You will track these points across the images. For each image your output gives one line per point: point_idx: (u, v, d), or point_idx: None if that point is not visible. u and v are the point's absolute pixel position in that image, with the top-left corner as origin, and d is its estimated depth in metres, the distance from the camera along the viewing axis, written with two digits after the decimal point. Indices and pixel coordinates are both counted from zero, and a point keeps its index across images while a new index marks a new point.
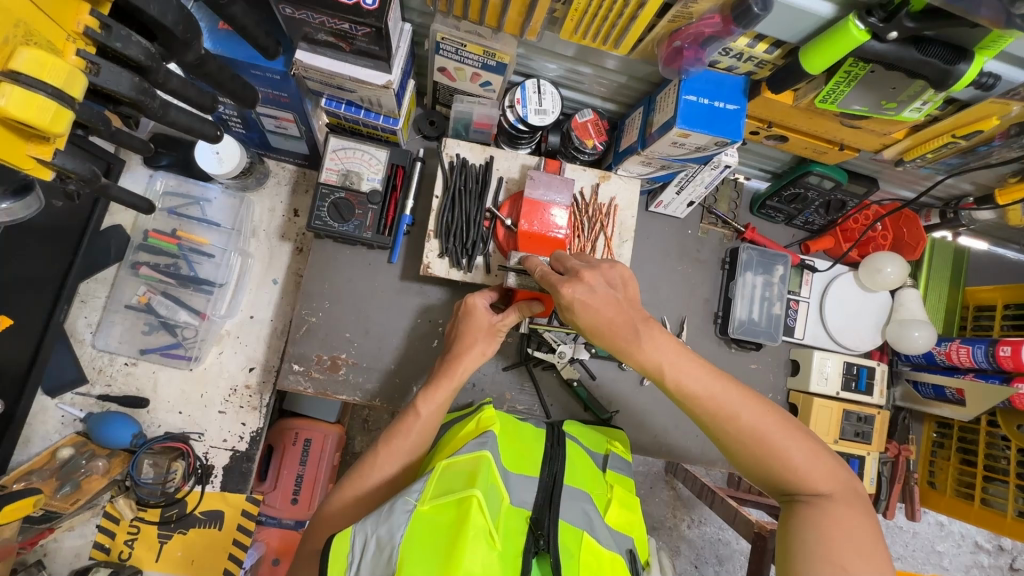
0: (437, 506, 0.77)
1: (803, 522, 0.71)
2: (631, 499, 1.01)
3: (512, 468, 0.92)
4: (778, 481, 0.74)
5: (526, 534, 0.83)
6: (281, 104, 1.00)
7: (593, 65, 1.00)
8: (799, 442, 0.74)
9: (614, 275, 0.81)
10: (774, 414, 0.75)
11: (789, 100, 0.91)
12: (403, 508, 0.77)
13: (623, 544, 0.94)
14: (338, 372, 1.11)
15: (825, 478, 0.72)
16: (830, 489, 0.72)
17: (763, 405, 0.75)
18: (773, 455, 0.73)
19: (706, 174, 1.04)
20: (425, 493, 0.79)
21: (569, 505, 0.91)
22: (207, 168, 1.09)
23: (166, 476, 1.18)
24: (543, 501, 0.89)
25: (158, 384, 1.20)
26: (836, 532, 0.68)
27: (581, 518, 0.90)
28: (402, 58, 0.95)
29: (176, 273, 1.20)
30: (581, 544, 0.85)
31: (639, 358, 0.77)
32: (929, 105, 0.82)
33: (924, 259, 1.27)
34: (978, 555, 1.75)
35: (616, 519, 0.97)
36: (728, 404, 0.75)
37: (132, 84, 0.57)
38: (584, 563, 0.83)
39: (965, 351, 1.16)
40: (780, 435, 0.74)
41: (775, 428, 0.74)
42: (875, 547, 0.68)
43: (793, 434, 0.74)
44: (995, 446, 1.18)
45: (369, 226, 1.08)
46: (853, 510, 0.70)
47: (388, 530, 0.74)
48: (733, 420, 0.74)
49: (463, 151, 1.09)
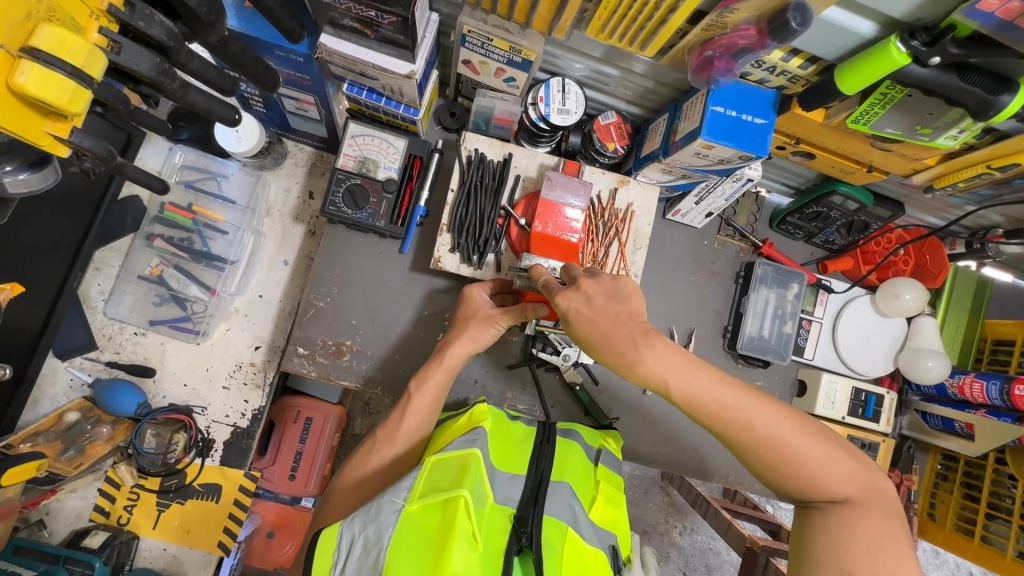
0: (425, 507, 0.77)
1: (814, 526, 0.73)
2: (617, 496, 0.99)
3: (500, 465, 0.93)
4: (793, 487, 0.74)
5: (509, 533, 0.83)
6: (303, 86, 1.00)
7: (620, 68, 0.98)
8: (815, 447, 0.73)
9: (618, 288, 0.80)
10: (790, 418, 0.74)
11: (820, 118, 0.88)
12: (391, 509, 0.77)
13: (605, 540, 0.93)
14: (342, 358, 1.11)
15: (846, 482, 0.72)
16: (849, 494, 0.72)
17: (777, 411, 0.74)
18: (789, 463, 0.73)
19: (727, 186, 1.03)
20: (413, 492, 0.79)
21: (554, 499, 0.90)
22: (226, 146, 1.09)
23: (168, 447, 1.19)
24: (528, 498, 0.88)
25: (165, 355, 1.21)
26: (847, 534, 0.70)
27: (566, 513, 0.88)
28: (427, 48, 0.94)
29: (190, 247, 1.21)
30: (565, 540, 0.84)
31: (640, 374, 0.76)
32: (965, 133, 0.80)
33: (945, 288, 1.25)
34: None
35: (600, 516, 0.95)
36: (741, 412, 0.74)
37: (152, 64, 0.56)
38: (567, 559, 0.82)
39: (978, 386, 1.13)
40: (796, 442, 0.73)
41: (793, 434, 0.73)
42: (888, 547, 0.69)
43: (810, 439, 0.74)
44: (1002, 484, 1.14)
45: (382, 215, 1.08)
46: (872, 515, 0.71)
47: (376, 530, 0.75)
48: (746, 429, 0.74)
49: (482, 146, 1.07)
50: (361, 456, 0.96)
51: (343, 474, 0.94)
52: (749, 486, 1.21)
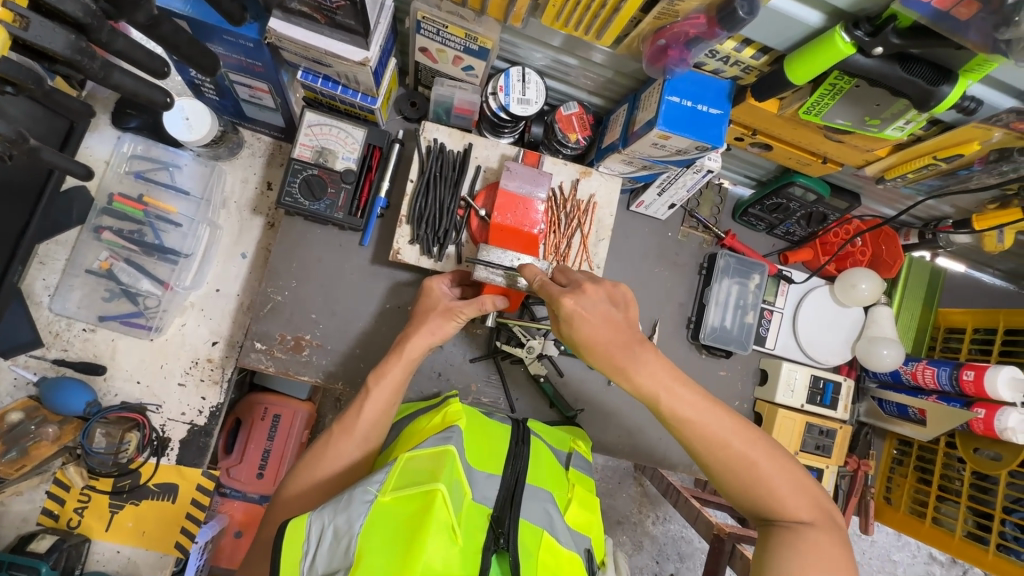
0: (399, 499, 0.74)
1: (778, 546, 0.73)
2: (590, 499, 0.97)
3: (477, 465, 0.89)
4: (757, 505, 0.76)
5: (487, 531, 0.80)
6: (254, 72, 0.97)
7: (580, 57, 0.97)
8: (783, 471, 0.75)
9: (618, 294, 0.83)
10: (765, 442, 0.77)
11: (774, 109, 0.89)
12: (363, 499, 0.74)
13: (581, 544, 0.89)
14: (302, 352, 1.09)
15: (807, 506, 0.74)
16: (811, 518, 0.74)
17: (755, 434, 0.77)
18: (757, 483, 0.75)
19: (687, 177, 1.03)
20: (387, 484, 0.77)
21: (530, 504, 0.86)
22: (176, 135, 1.05)
23: (119, 447, 1.15)
24: (505, 498, 0.85)
25: (116, 352, 1.18)
26: (809, 557, 0.70)
27: (541, 517, 0.85)
28: (382, 34, 0.92)
29: (141, 240, 1.17)
30: (539, 544, 0.81)
31: (633, 386, 0.78)
32: (912, 124, 0.81)
33: (900, 278, 1.27)
34: (931, 566, 1.80)
35: (575, 519, 0.92)
36: (720, 431, 0.76)
37: (67, 42, 0.54)
38: (542, 563, 0.80)
39: (930, 372, 1.16)
40: (769, 464, 0.75)
41: (766, 457, 0.76)
42: (845, 574, 0.70)
43: (781, 464, 0.76)
44: (951, 467, 1.18)
45: (341, 206, 1.05)
46: (831, 539, 0.72)
47: (347, 519, 0.72)
48: (723, 446, 0.76)
49: (442, 136, 1.06)
50: (317, 450, 0.92)
51: (297, 474, 0.91)
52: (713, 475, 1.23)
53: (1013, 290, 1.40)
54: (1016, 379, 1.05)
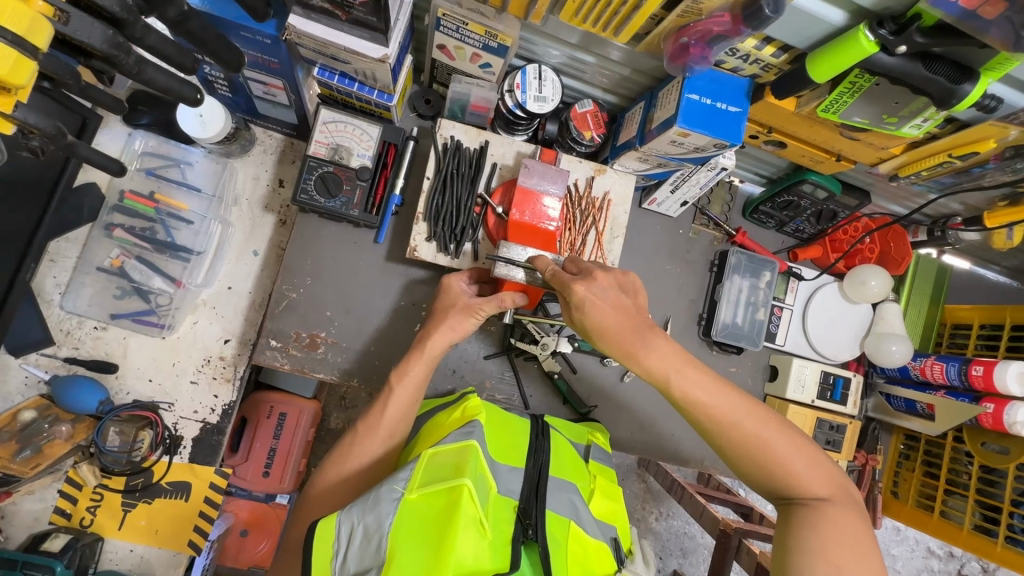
0: (426, 495, 0.74)
1: (800, 524, 0.73)
2: (613, 490, 0.97)
3: (499, 458, 0.88)
4: (774, 484, 0.77)
5: (515, 523, 0.81)
6: (271, 69, 0.96)
7: (597, 55, 0.98)
8: (795, 448, 0.77)
9: (627, 283, 0.86)
10: (775, 421, 0.78)
11: (791, 107, 0.89)
12: (390, 497, 0.74)
13: (608, 533, 0.90)
14: (317, 350, 1.09)
15: (821, 482, 0.76)
16: (828, 494, 0.75)
17: (765, 414, 0.78)
18: (771, 462, 0.76)
19: (702, 174, 1.04)
20: (412, 481, 0.76)
21: (555, 495, 0.87)
22: (189, 131, 1.05)
23: (132, 445, 1.15)
24: (530, 489, 0.85)
25: (128, 350, 1.17)
26: (831, 532, 0.71)
27: (567, 507, 0.86)
28: (401, 31, 0.92)
29: (153, 238, 1.17)
30: (568, 534, 0.82)
31: (641, 366, 0.79)
32: (929, 122, 0.82)
33: (907, 275, 1.28)
34: (930, 560, 1.83)
35: (599, 509, 0.93)
36: (732, 412, 0.77)
37: (104, 36, 0.54)
38: (571, 553, 0.81)
39: (938, 368, 1.18)
40: (781, 442, 0.76)
41: (777, 435, 0.77)
42: (865, 546, 0.71)
43: (793, 441, 0.77)
44: (959, 461, 1.20)
45: (356, 203, 1.05)
46: (850, 513, 0.73)
47: (375, 519, 0.72)
48: (736, 428, 0.77)
49: (458, 133, 1.06)
50: (343, 450, 0.92)
51: (326, 471, 0.91)
52: (724, 470, 1.24)
53: (1016, 287, 1.42)
54: None
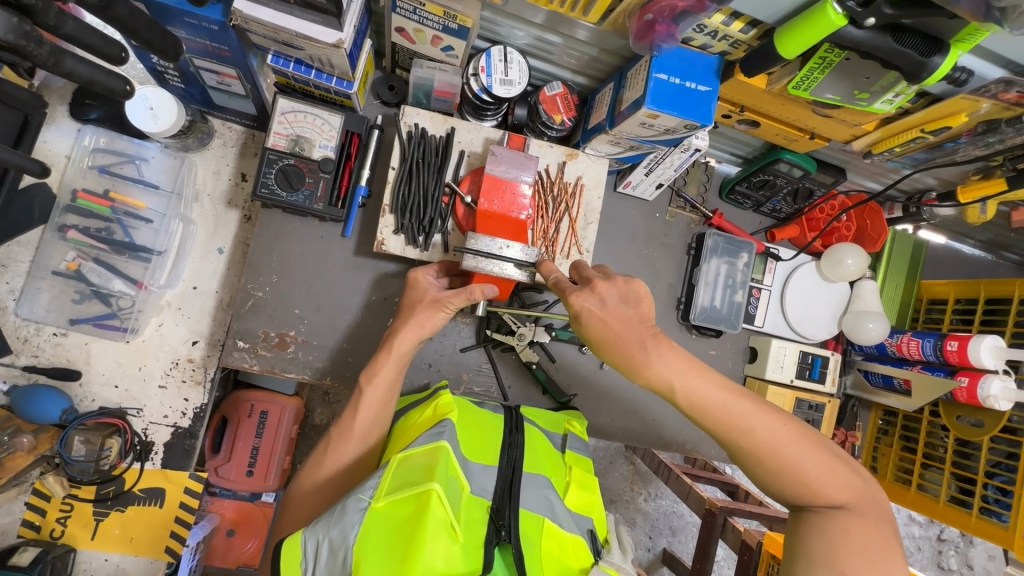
0: (393, 503, 0.72)
1: (809, 529, 0.74)
2: (589, 480, 0.95)
3: (473, 456, 0.87)
4: (790, 493, 0.76)
5: (487, 525, 0.80)
6: (222, 57, 0.92)
7: (563, 35, 0.94)
8: (811, 455, 0.76)
9: (630, 292, 0.83)
10: (791, 426, 0.77)
11: (762, 85, 0.87)
12: (356, 507, 0.72)
13: (583, 526, 0.89)
14: (287, 349, 1.06)
15: (841, 489, 0.75)
16: (847, 501, 0.74)
17: (778, 419, 0.77)
18: (786, 470, 0.75)
19: (676, 156, 1.01)
20: (379, 490, 0.75)
21: (528, 492, 0.86)
22: (140, 126, 1.00)
23: (99, 454, 1.12)
24: (503, 488, 0.84)
25: (91, 356, 1.14)
26: (842, 539, 0.72)
27: (541, 504, 0.85)
28: (356, 14, 0.87)
29: (109, 238, 1.11)
30: (542, 532, 0.81)
31: (649, 377, 0.78)
32: (901, 97, 0.80)
33: (884, 251, 1.28)
34: (911, 527, 1.87)
35: (575, 502, 0.91)
36: (743, 419, 0.76)
37: (9, 25, 0.50)
38: (545, 552, 0.79)
39: (915, 344, 1.18)
40: (793, 450, 0.75)
41: (791, 442, 0.76)
42: (880, 552, 0.71)
43: (808, 447, 0.76)
44: (935, 435, 1.21)
45: (321, 197, 1.01)
46: (867, 523, 0.73)
47: (340, 532, 0.70)
48: (747, 435, 0.76)
49: (422, 120, 1.02)
50: (317, 457, 0.90)
51: (300, 480, 0.89)
52: (707, 452, 1.24)
53: (990, 259, 1.43)
54: (998, 347, 1.07)
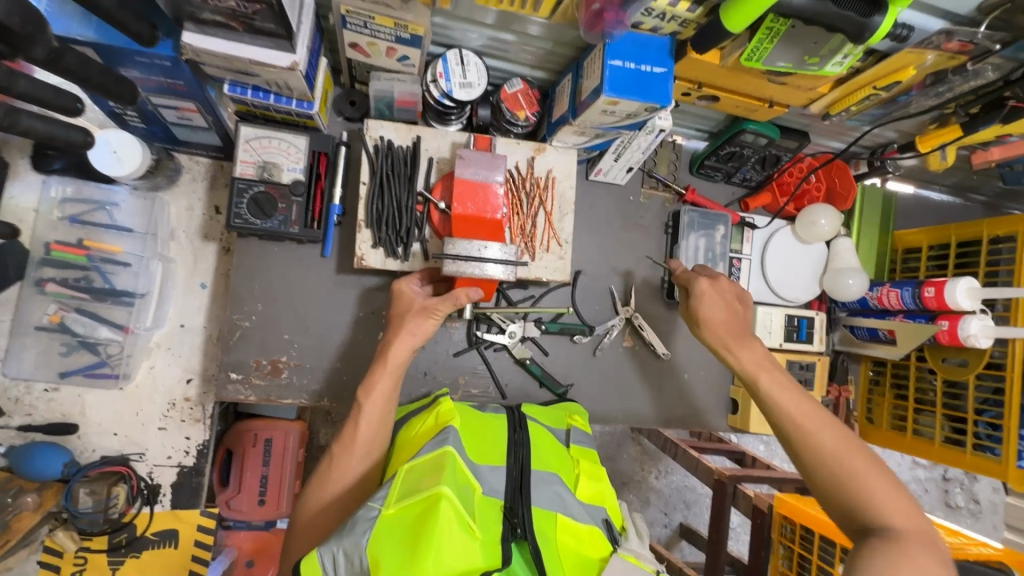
0: (404, 508, 0.73)
1: (867, 552, 0.72)
2: (598, 471, 0.97)
3: (480, 459, 0.88)
4: (851, 506, 0.79)
5: (502, 522, 0.81)
6: (178, 92, 0.92)
7: (516, 33, 0.95)
8: (868, 469, 0.80)
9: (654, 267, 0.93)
10: (848, 436, 0.84)
11: (716, 60, 0.89)
12: (367, 516, 0.73)
13: (597, 516, 0.90)
14: (281, 376, 1.07)
15: (892, 514, 0.76)
16: (903, 527, 0.74)
17: (841, 427, 0.85)
18: (846, 480, 0.80)
19: (642, 139, 1.03)
20: (389, 498, 0.76)
21: (538, 489, 0.87)
22: (104, 170, 0.99)
23: (107, 503, 1.11)
24: (514, 486, 0.86)
25: (86, 406, 1.13)
26: (902, 561, 0.69)
27: (552, 500, 0.86)
28: (307, 34, 0.87)
29: (89, 287, 1.10)
30: (556, 527, 0.83)
31: None
32: (850, 58, 0.82)
33: (856, 207, 1.31)
34: (916, 470, 1.94)
35: (586, 493, 0.93)
36: (812, 422, 0.86)
37: None
38: (562, 545, 0.81)
39: (894, 295, 1.21)
40: (851, 458, 0.81)
41: (847, 454, 0.82)
42: None
43: (865, 460, 0.81)
44: (924, 379, 1.24)
45: (296, 220, 1.02)
46: (927, 552, 0.71)
47: (353, 540, 0.70)
48: (813, 437, 0.85)
49: (387, 132, 1.03)
50: (320, 476, 0.89)
51: (307, 501, 0.88)
52: (709, 422, 1.29)
53: (959, 203, 1.47)
54: (972, 288, 1.10)
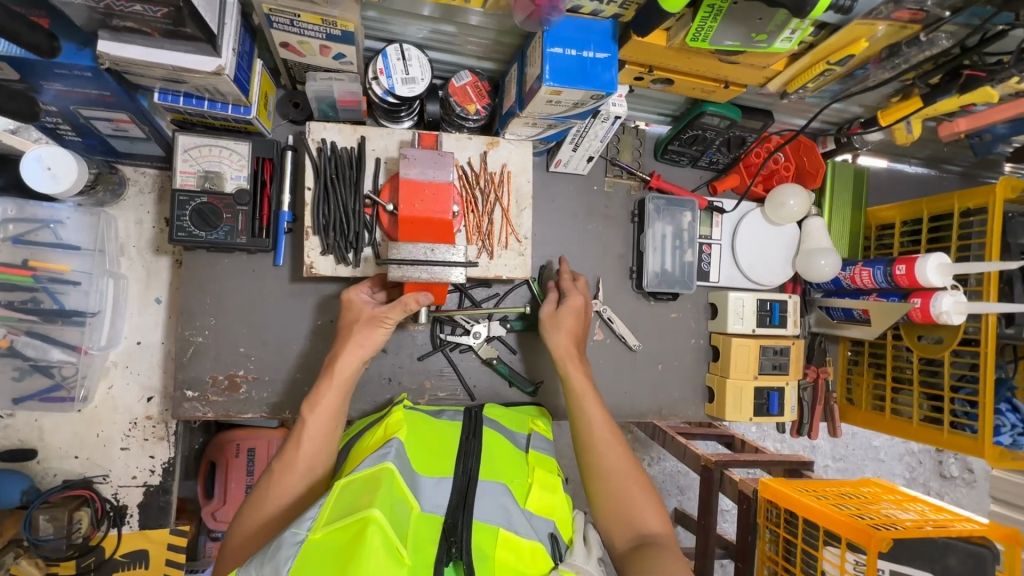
0: (332, 532, 0.69)
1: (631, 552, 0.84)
2: (553, 479, 0.94)
3: (423, 471, 0.86)
4: (619, 517, 0.89)
5: (438, 542, 0.78)
6: (107, 103, 0.88)
7: (457, 23, 0.91)
8: (638, 483, 0.91)
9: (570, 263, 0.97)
10: (627, 454, 0.94)
11: (662, 42, 0.85)
12: (292, 541, 0.68)
13: (544, 530, 0.89)
14: (238, 391, 1.04)
15: (649, 521, 0.87)
16: (656, 532, 0.86)
17: (623, 447, 0.94)
18: (621, 493, 0.90)
19: (597, 127, 1.00)
20: (318, 520, 0.71)
21: (483, 503, 0.85)
22: (41, 189, 0.95)
23: (69, 528, 1.11)
24: (457, 502, 0.83)
25: (44, 431, 1.12)
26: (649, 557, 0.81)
27: (497, 515, 0.84)
28: (233, 37, 0.83)
29: (37, 309, 1.03)
30: (496, 543, 0.80)
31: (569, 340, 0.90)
32: (799, 33, 0.78)
33: (826, 186, 1.27)
34: (910, 444, 1.93)
35: (537, 503, 0.90)
36: (597, 439, 0.95)
37: None
38: (500, 562, 0.79)
39: (866, 274, 1.18)
40: (628, 473, 0.91)
41: (626, 468, 0.92)
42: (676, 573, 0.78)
43: (637, 476, 0.91)
44: (901, 357, 1.22)
45: (242, 230, 0.98)
46: (669, 553, 0.82)
47: (274, 568, 0.66)
48: (593, 455, 0.94)
49: (331, 134, 0.99)
50: (259, 493, 0.85)
51: (240, 521, 0.83)
52: (684, 413, 1.28)
53: (936, 175, 1.43)
54: (944, 263, 1.07)
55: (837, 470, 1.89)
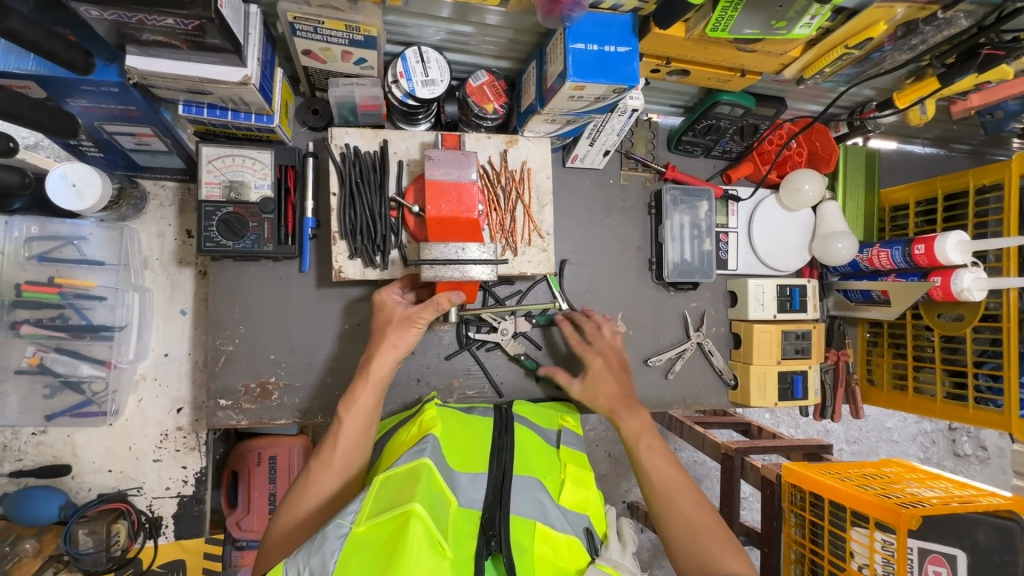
0: (376, 525, 0.69)
1: None
2: (584, 476, 0.95)
3: (458, 467, 0.87)
4: (699, 561, 0.84)
5: (477, 537, 0.78)
6: (131, 118, 0.89)
7: (474, 24, 0.92)
8: (714, 523, 0.87)
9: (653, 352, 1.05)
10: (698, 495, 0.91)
11: (681, 33, 0.86)
12: (336, 534, 0.69)
13: (579, 525, 0.89)
14: (270, 398, 1.05)
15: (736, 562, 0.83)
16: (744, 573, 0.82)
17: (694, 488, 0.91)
18: (696, 536, 0.86)
19: (615, 120, 1.01)
20: (360, 514, 0.71)
21: (519, 498, 0.85)
22: (67, 206, 0.96)
23: (109, 541, 1.12)
24: (493, 497, 0.84)
25: (76, 447, 1.13)
26: None
27: (533, 508, 0.85)
28: (257, 46, 0.84)
29: (65, 325, 1.04)
30: (534, 537, 0.81)
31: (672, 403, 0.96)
32: (818, 19, 0.80)
33: (839, 170, 1.29)
34: (922, 425, 1.95)
35: (571, 499, 0.91)
36: (669, 482, 0.92)
37: None
38: (538, 557, 0.79)
39: (885, 255, 1.19)
40: (703, 515, 0.88)
41: (703, 509, 0.88)
42: None
43: (713, 517, 0.88)
44: (922, 336, 1.23)
45: (268, 238, 0.99)
46: None
47: (320, 560, 0.66)
48: (666, 499, 0.90)
49: (353, 139, 1.00)
50: (298, 491, 0.86)
51: (279, 519, 0.84)
52: (708, 402, 1.28)
53: (943, 155, 1.45)
54: (963, 241, 1.07)
55: (852, 453, 1.91)
